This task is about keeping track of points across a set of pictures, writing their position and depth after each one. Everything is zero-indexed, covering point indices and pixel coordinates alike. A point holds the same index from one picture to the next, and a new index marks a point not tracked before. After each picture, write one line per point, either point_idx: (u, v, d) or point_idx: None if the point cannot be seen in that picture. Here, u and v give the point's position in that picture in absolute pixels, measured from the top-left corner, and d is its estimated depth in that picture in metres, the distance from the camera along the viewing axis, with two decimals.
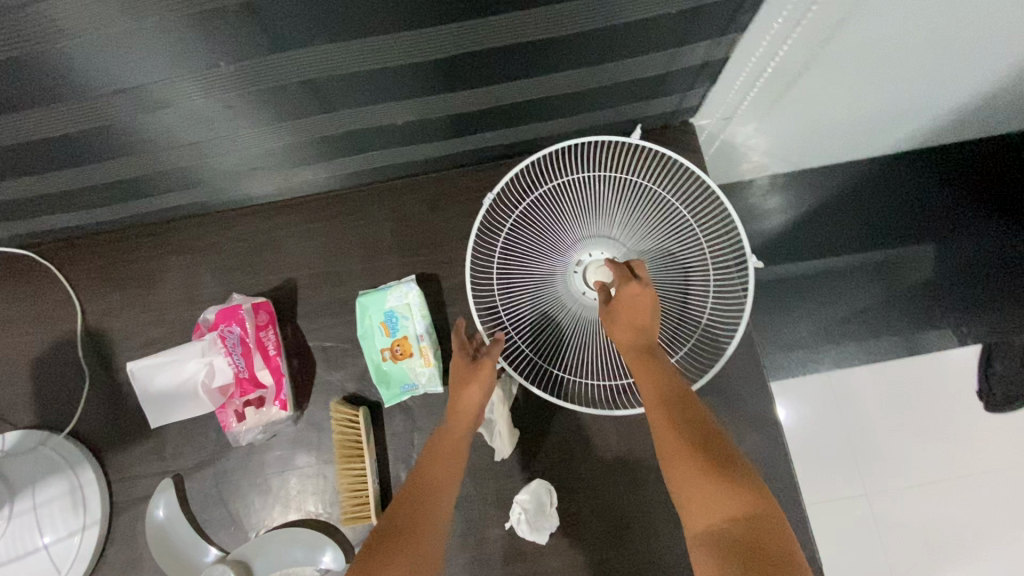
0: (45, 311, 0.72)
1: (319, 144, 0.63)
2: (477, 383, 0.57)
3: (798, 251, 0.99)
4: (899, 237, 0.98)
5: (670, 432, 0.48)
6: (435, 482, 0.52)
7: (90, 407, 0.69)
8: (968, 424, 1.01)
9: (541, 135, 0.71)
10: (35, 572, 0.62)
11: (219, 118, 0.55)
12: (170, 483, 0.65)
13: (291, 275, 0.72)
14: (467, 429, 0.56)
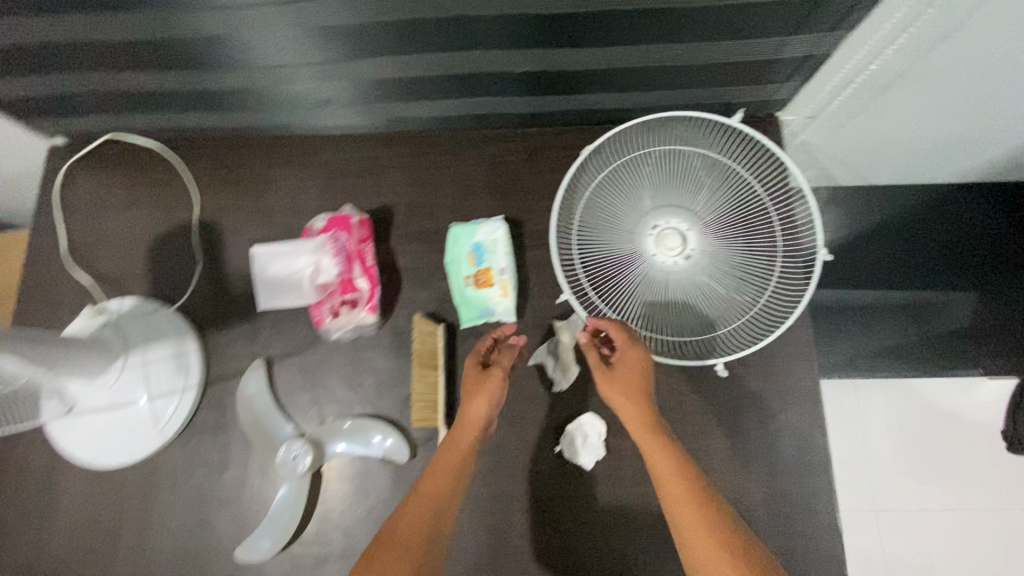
0: (166, 199, 0.80)
1: (439, 83, 0.69)
2: (486, 394, 0.64)
3: (853, 263, 1.02)
4: (954, 266, 1.00)
5: (691, 514, 0.54)
6: (437, 488, 0.59)
7: (196, 288, 0.76)
8: None
9: (639, 105, 0.76)
10: (137, 419, 0.70)
11: (365, 45, 0.61)
12: (262, 363, 0.72)
13: (389, 200, 0.79)
14: (472, 439, 0.62)
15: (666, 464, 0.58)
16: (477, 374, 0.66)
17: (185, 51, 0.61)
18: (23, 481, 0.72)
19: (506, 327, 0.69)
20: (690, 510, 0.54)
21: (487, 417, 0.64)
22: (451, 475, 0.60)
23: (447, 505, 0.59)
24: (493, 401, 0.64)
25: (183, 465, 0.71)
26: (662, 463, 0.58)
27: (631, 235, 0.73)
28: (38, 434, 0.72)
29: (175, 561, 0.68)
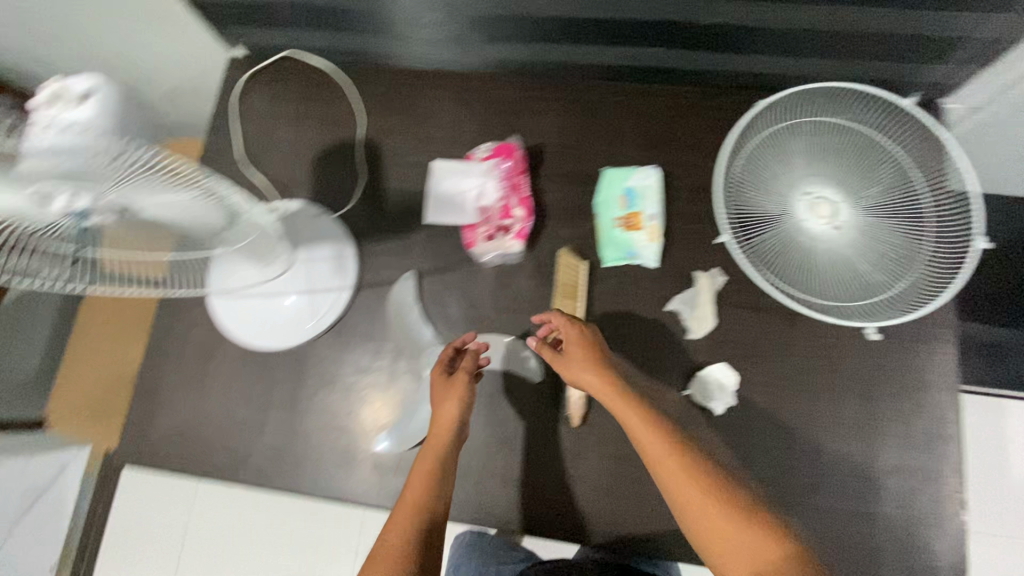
0: (332, 118, 0.86)
1: (615, 27, 0.72)
2: (452, 398, 0.64)
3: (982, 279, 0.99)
4: None
5: (689, 483, 0.54)
6: (415, 498, 0.59)
7: (355, 200, 0.82)
8: None
9: (803, 73, 0.77)
10: (295, 310, 0.77)
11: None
12: (412, 275, 0.78)
13: (541, 141, 0.82)
14: (443, 443, 0.63)
15: (647, 435, 0.58)
16: (443, 384, 0.67)
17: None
18: (186, 352, 0.79)
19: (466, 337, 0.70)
20: (685, 478, 0.55)
21: (460, 421, 0.64)
22: (425, 481, 0.60)
23: (434, 507, 0.59)
24: (462, 406, 0.64)
25: (331, 358, 0.77)
26: (646, 432, 0.58)
27: (782, 200, 0.75)
28: (205, 312, 0.80)
29: (316, 443, 0.74)
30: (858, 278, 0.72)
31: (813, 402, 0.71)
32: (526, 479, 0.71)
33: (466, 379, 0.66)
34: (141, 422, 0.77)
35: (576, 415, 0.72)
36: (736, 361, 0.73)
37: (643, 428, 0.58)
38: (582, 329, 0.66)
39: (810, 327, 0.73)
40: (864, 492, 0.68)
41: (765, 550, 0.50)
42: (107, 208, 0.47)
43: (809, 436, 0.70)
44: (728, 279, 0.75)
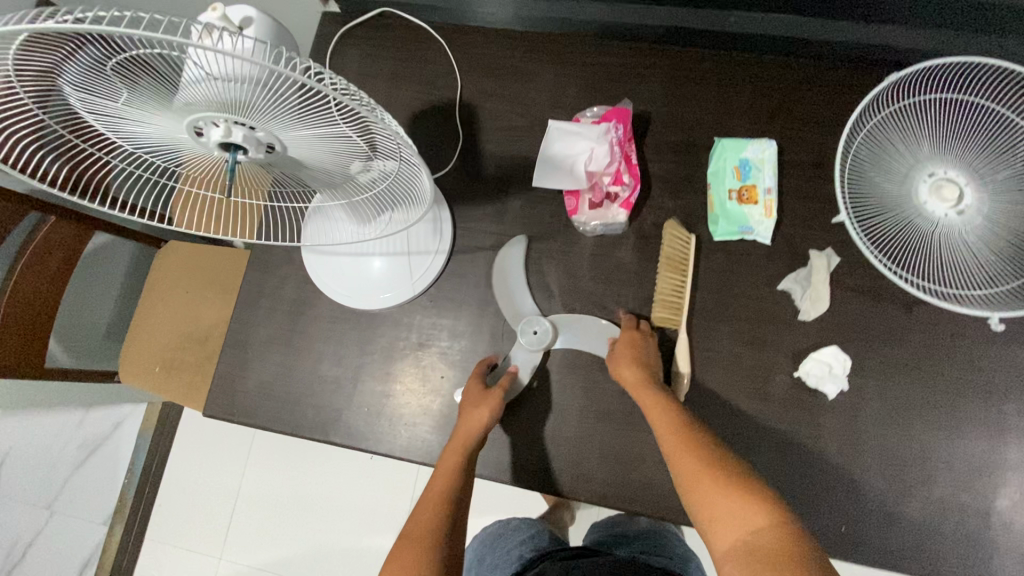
0: (428, 78, 0.84)
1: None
2: (476, 410, 0.66)
3: None
4: None
5: (693, 464, 0.56)
6: (435, 494, 0.61)
7: (452, 163, 0.81)
8: None
9: (935, 47, 0.73)
10: (390, 271, 0.75)
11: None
12: (522, 241, 0.76)
13: (646, 108, 0.79)
14: (466, 448, 0.65)
15: (662, 423, 0.61)
16: (478, 392, 0.69)
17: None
18: (277, 308, 0.78)
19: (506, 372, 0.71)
20: (688, 460, 0.57)
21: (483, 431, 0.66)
22: (449, 480, 0.62)
23: (453, 501, 0.60)
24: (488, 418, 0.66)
25: (426, 321, 0.76)
26: (660, 420, 0.62)
27: (904, 181, 0.72)
28: (298, 268, 0.79)
29: (409, 405, 0.73)
30: (998, 263, 0.67)
31: (931, 391, 0.68)
32: (625, 454, 0.70)
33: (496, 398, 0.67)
34: (231, 375, 0.77)
35: (681, 391, 0.70)
36: (849, 345, 0.70)
37: (659, 418, 0.62)
38: (637, 330, 0.70)
39: (932, 314, 0.70)
40: (982, 486, 0.65)
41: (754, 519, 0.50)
42: (258, 143, 0.47)
43: (925, 428, 0.67)
44: (844, 260, 0.71)
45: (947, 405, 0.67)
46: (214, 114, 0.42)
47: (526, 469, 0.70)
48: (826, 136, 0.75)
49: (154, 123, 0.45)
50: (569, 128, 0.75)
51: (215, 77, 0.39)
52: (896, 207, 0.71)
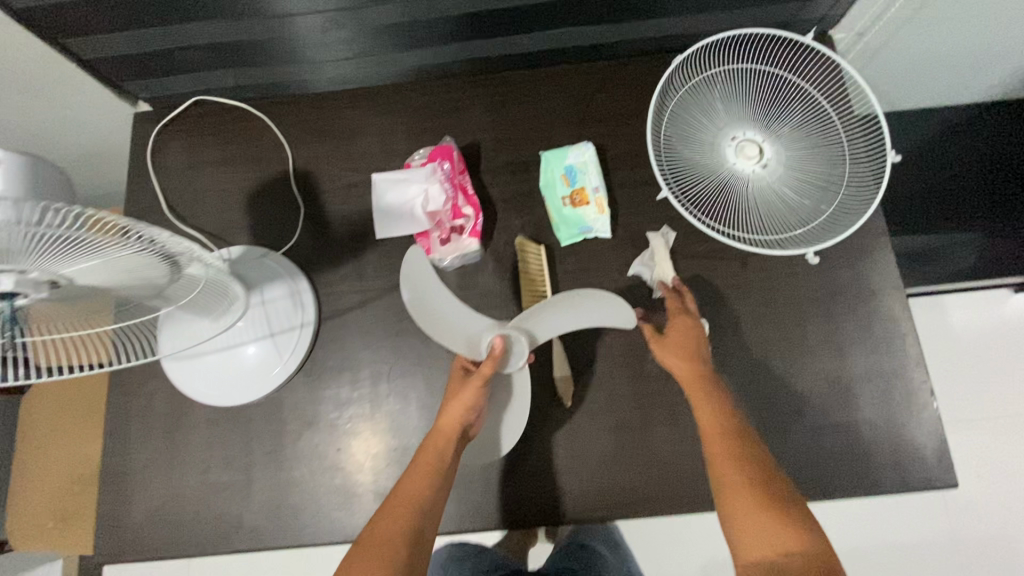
0: (257, 155, 0.84)
1: (523, 14, 0.74)
2: (458, 400, 0.63)
3: (908, 190, 1.06)
4: (998, 181, 1.05)
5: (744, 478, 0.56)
6: (410, 493, 0.59)
7: (299, 233, 0.80)
8: (997, 344, 1.24)
9: (705, 29, 0.81)
10: (259, 357, 0.73)
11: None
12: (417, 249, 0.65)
13: (474, 137, 0.82)
14: (448, 444, 0.62)
15: (720, 428, 0.60)
16: (460, 382, 0.66)
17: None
18: (150, 427, 0.74)
19: (497, 340, 0.64)
20: (738, 469, 0.57)
21: (465, 424, 0.63)
22: (426, 482, 0.59)
23: (426, 506, 0.58)
24: (471, 404, 0.62)
25: (309, 397, 0.74)
26: (714, 422, 0.61)
27: (713, 147, 0.78)
28: (164, 379, 0.75)
29: (311, 487, 0.71)
30: (801, 204, 0.76)
31: (781, 331, 0.74)
32: (531, 471, 0.71)
33: (481, 381, 0.62)
34: (115, 512, 0.72)
35: (568, 397, 0.72)
36: (704, 309, 0.75)
37: (713, 419, 0.61)
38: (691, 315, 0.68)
39: (764, 262, 0.76)
40: (845, 403, 0.72)
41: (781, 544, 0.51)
42: (33, 284, 0.44)
43: (785, 363, 0.73)
44: (680, 233, 0.77)
45: (797, 337, 0.74)
46: None
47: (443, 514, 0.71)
48: (639, 125, 0.82)
49: None
50: (396, 177, 0.78)
51: None
52: (712, 173, 0.78)
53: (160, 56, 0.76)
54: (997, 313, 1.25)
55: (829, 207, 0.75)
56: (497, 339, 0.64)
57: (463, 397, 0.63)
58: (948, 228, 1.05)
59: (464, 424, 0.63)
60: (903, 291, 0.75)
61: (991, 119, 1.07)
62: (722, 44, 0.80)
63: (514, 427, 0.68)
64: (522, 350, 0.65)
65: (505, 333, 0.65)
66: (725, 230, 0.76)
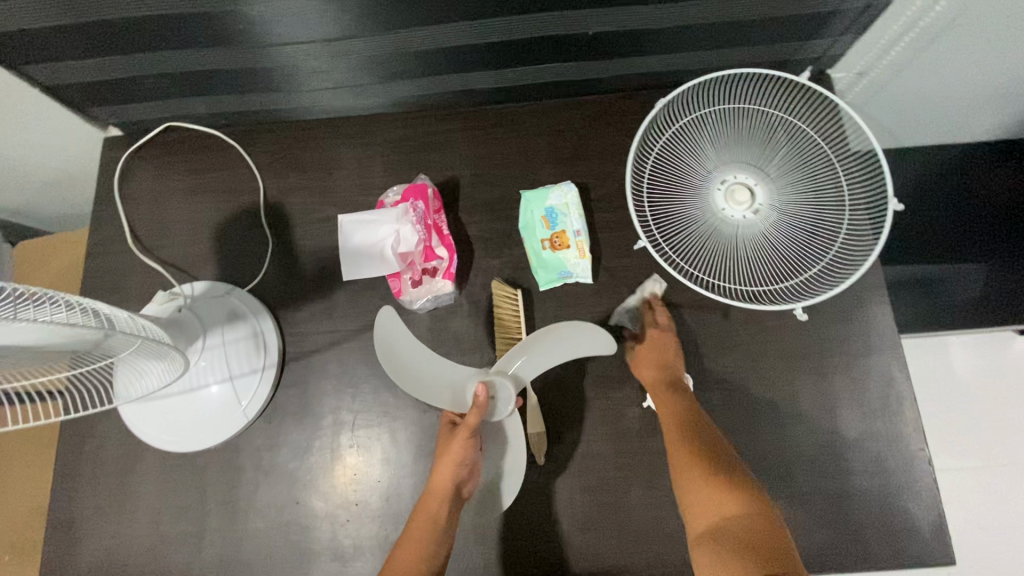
0: (228, 184, 0.81)
1: (512, 48, 0.71)
2: (446, 459, 0.60)
3: (910, 230, 1.02)
4: (1004, 223, 1.01)
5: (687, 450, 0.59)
6: (403, 564, 0.57)
7: (267, 268, 0.77)
8: (1001, 389, 1.19)
9: (697, 66, 0.77)
10: (217, 403, 0.69)
11: (435, 6, 0.63)
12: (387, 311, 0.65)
13: (453, 173, 0.79)
14: (441, 506, 0.60)
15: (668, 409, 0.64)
16: (447, 437, 0.63)
17: (264, 18, 0.63)
18: (101, 472, 0.70)
19: (479, 387, 0.61)
20: (681, 442, 0.60)
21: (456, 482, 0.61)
22: (420, 548, 0.58)
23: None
24: (460, 462, 0.60)
25: (269, 445, 0.70)
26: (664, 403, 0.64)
27: (702, 191, 0.74)
28: (118, 421, 0.72)
29: (268, 542, 0.68)
30: (793, 254, 0.72)
31: (769, 387, 0.70)
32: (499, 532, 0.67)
33: (466, 435, 0.60)
34: (58, 562, 0.68)
35: (541, 454, 0.68)
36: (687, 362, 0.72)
37: (664, 402, 0.65)
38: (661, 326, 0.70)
39: (753, 313, 0.72)
40: (835, 468, 0.67)
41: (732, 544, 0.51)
42: None
43: (772, 422, 0.69)
44: (665, 280, 0.74)
45: (786, 394, 0.70)
46: None
47: None
48: (625, 164, 0.78)
49: None
50: (364, 218, 0.72)
51: None
52: (700, 219, 0.74)
53: (127, 84, 0.73)
54: (1002, 357, 1.20)
55: (824, 259, 0.71)
56: (480, 384, 0.61)
57: (450, 457, 0.60)
58: (949, 268, 1.01)
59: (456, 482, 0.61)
60: (901, 349, 0.71)
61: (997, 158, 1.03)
62: (713, 83, 0.76)
63: (514, 475, 0.64)
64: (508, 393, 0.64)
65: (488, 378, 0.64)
66: (713, 280, 0.72)
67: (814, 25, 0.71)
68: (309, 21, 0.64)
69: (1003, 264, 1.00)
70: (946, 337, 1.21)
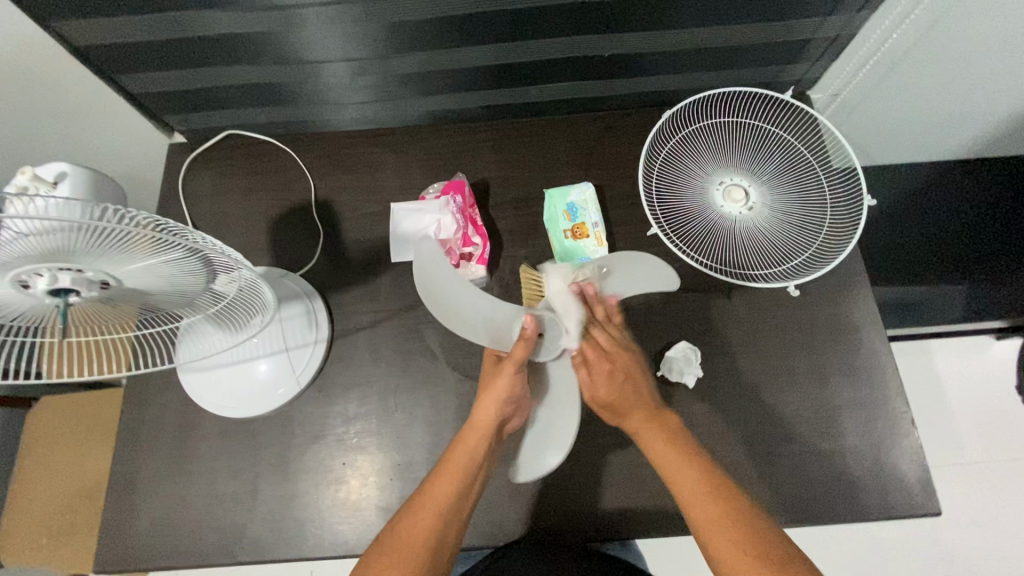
0: (282, 184, 0.90)
1: (520, 69, 0.83)
2: (491, 393, 0.67)
3: (887, 237, 1.14)
4: (972, 230, 1.12)
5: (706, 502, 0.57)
6: (440, 494, 0.61)
7: (317, 256, 0.85)
8: (983, 389, 1.28)
9: (696, 86, 0.90)
10: (273, 372, 0.77)
11: (476, 29, 0.74)
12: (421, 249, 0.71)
13: (484, 175, 0.89)
14: (480, 438, 0.66)
15: (670, 458, 0.61)
16: (492, 374, 0.70)
17: (293, 41, 0.74)
18: (161, 438, 0.77)
19: (528, 321, 0.69)
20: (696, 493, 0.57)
21: (498, 417, 0.67)
22: (457, 473, 0.63)
23: (453, 505, 0.61)
24: (504, 396, 0.67)
25: (318, 413, 0.77)
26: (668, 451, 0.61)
27: (703, 191, 0.85)
28: (179, 391, 0.79)
29: (316, 501, 0.73)
30: (785, 244, 0.83)
31: (769, 360, 0.79)
32: (531, 489, 0.74)
33: (512, 369, 0.67)
34: (117, 523, 0.73)
35: (569, 417, 0.74)
36: (696, 338, 0.80)
37: (665, 450, 0.62)
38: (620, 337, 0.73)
39: (752, 295, 0.82)
40: (831, 431, 0.75)
41: (715, 503, 0.56)
42: (89, 281, 0.49)
43: (773, 391, 0.77)
44: (674, 267, 0.83)
45: (784, 367, 0.79)
46: (33, 265, 0.45)
47: None
48: (635, 168, 0.89)
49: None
50: (412, 208, 0.84)
51: (23, 233, 0.41)
52: (703, 214, 0.84)
53: (200, 94, 0.83)
54: (982, 359, 1.29)
55: (812, 248, 0.82)
56: (528, 318, 0.70)
57: (495, 391, 0.67)
58: (926, 270, 1.11)
59: (498, 417, 0.67)
60: (883, 327, 0.80)
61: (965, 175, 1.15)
62: (710, 99, 0.88)
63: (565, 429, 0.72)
64: (556, 330, 0.72)
65: (535, 313, 0.72)
66: (716, 266, 0.82)
67: (794, 51, 0.84)
68: (326, 44, 0.75)
69: (972, 266, 1.11)
70: (929, 342, 1.30)
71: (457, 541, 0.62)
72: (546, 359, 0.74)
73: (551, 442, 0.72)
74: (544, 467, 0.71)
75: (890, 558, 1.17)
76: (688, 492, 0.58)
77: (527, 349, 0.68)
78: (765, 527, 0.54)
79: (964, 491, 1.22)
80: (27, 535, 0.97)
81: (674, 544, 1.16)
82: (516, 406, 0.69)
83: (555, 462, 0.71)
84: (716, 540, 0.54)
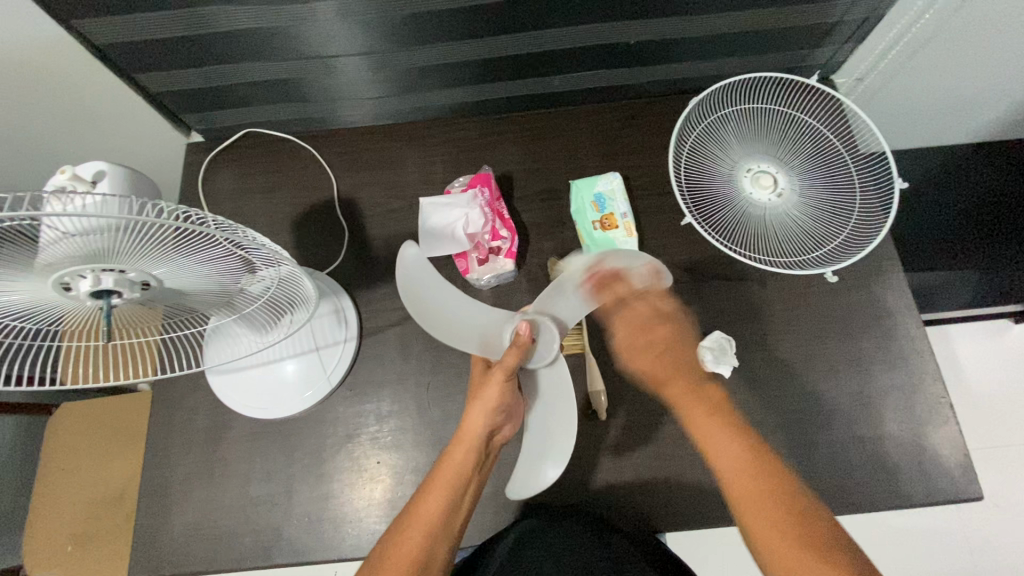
0: (303, 181, 0.89)
1: (541, 58, 0.81)
2: (482, 402, 0.65)
3: (915, 220, 1.12)
4: (997, 212, 1.11)
5: (738, 448, 0.61)
6: (434, 508, 0.60)
7: (343, 254, 0.84)
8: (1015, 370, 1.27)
9: (720, 72, 0.88)
10: (301, 373, 0.76)
11: (499, 20, 0.73)
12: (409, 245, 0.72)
13: (508, 168, 0.88)
14: (469, 449, 0.64)
15: (696, 408, 0.65)
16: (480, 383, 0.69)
17: (304, 35, 0.72)
18: (192, 441, 0.76)
19: (523, 326, 0.68)
20: (723, 437, 0.62)
21: (487, 427, 0.65)
22: (446, 491, 0.61)
23: (449, 520, 0.60)
24: (494, 406, 0.65)
25: (350, 413, 0.76)
26: (689, 400, 0.66)
27: (730, 179, 0.85)
28: (208, 394, 0.78)
29: (352, 501, 0.73)
30: (819, 229, 0.82)
31: (804, 348, 0.78)
32: (569, 484, 0.73)
33: (502, 376, 0.66)
34: (150, 528, 0.72)
35: (601, 410, 0.74)
36: (728, 328, 0.79)
37: (690, 399, 0.66)
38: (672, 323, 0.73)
39: (782, 282, 0.81)
40: (868, 418, 0.75)
41: (758, 480, 0.58)
42: (130, 283, 0.48)
43: (812, 379, 0.77)
44: (705, 256, 0.83)
45: (820, 353, 0.78)
46: (79, 268, 0.44)
47: (481, 527, 0.72)
48: (661, 158, 0.88)
49: (27, 295, 0.48)
50: (440, 201, 0.81)
51: (72, 234, 0.40)
52: (734, 203, 0.83)
53: (219, 93, 0.82)
54: (1011, 340, 1.28)
55: (845, 234, 0.81)
56: (523, 324, 0.68)
57: (485, 401, 0.65)
58: (953, 253, 1.10)
59: (487, 429, 0.65)
60: (916, 313, 0.80)
61: (989, 156, 1.14)
62: (737, 84, 0.87)
63: (564, 441, 0.71)
64: (550, 334, 0.73)
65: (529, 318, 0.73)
66: (748, 254, 0.81)
67: (821, 34, 0.82)
68: (341, 37, 0.73)
69: (998, 247, 1.10)
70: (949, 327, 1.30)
71: (448, 556, 0.60)
72: (538, 365, 0.73)
73: (546, 454, 0.71)
74: (542, 480, 0.69)
75: (916, 544, 1.17)
76: (736, 472, 0.59)
77: (519, 356, 0.67)
78: (809, 504, 0.57)
79: (1002, 473, 1.21)
80: (54, 539, 0.96)
81: (701, 537, 1.15)
82: (507, 415, 0.67)
83: (554, 475, 0.69)
84: (750, 504, 0.57)
